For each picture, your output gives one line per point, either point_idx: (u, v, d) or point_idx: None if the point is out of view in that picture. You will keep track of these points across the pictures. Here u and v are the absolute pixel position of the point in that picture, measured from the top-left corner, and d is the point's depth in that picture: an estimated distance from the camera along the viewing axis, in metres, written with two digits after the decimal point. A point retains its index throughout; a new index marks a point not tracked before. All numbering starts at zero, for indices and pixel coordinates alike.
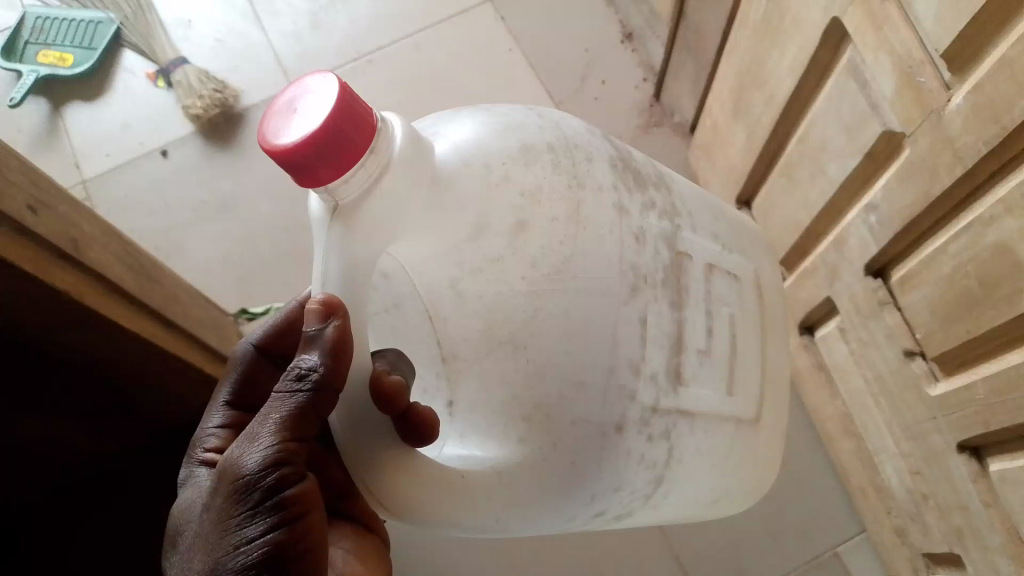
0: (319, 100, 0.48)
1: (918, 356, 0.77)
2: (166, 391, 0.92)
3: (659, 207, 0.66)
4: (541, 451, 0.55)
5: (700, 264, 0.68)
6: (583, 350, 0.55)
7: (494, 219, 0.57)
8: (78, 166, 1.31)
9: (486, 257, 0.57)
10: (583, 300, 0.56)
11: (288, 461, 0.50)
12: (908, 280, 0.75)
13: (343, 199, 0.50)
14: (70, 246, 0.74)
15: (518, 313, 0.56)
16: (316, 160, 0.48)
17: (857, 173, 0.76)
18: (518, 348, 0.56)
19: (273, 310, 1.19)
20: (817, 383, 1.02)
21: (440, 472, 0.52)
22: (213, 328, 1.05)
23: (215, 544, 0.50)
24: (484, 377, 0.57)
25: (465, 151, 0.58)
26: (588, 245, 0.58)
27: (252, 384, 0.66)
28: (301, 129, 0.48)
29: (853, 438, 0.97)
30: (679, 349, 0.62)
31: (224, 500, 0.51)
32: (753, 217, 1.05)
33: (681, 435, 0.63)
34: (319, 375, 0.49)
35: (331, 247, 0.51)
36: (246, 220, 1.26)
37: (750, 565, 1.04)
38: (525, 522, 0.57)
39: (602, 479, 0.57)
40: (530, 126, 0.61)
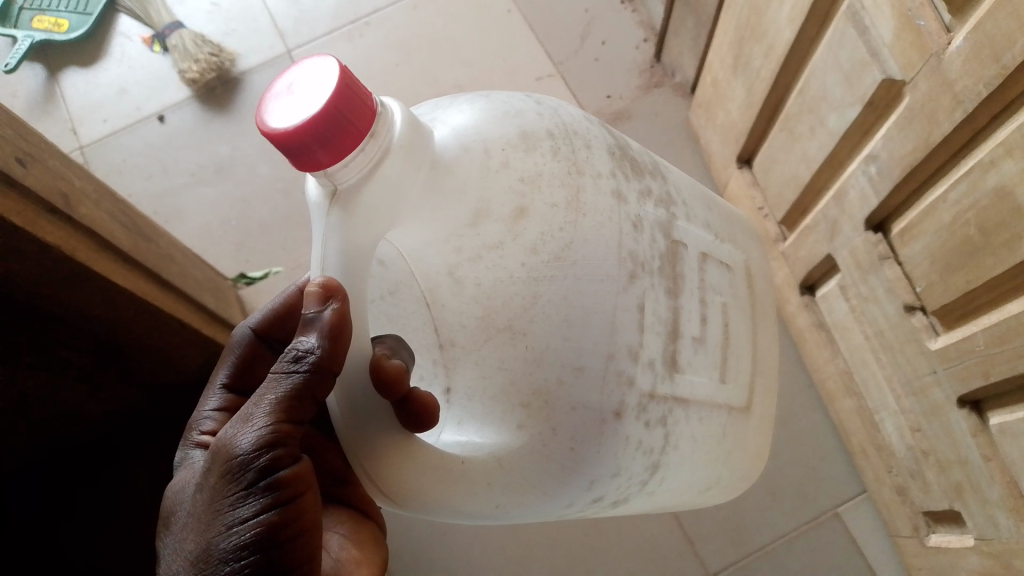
0: (320, 84, 0.48)
1: (919, 310, 0.77)
2: (163, 351, 0.93)
3: (656, 195, 0.66)
4: (541, 437, 0.56)
5: (695, 253, 0.68)
6: (583, 335, 0.55)
7: (495, 206, 0.57)
8: (75, 132, 1.31)
9: (486, 244, 0.57)
10: (583, 286, 0.56)
11: (282, 442, 0.50)
12: (908, 232, 0.74)
13: (341, 182, 0.50)
14: (59, 201, 0.74)
15: (518, 298, 0.56)
16: (316, 147, 0.48)
17: (857, 125, 0.75)
18: (514, 336, 0.56)
19: (272, 273, 1.20)
20: (817, 341, 1.02)
21: (439, 459, 0.53)
22: (212, 292, 1.06)
23: (207, 524, 0.51)
24: (481, 365, 0.57)
25: (466, 137, 0.58)
26: (588, 234, 0.57)
27: (250, 369, 0.67)
28: (300, 113, 0.47)
29: (854, 396, 0.97)
30: (676, 331, 0.63)
31: (216, 481, 0.51)
32: (754, 175, 1.04)
33: (677, 421, 0.63)
34: (318, 358, 0.50)
35: (331, 233, 0.50)
36: (245, 184, 1.26)
37: (750, 522, 1.05)
38: (523, 502, 0.57)
39: (600, 465, 0.57)
40: (529, 113, 0.61)
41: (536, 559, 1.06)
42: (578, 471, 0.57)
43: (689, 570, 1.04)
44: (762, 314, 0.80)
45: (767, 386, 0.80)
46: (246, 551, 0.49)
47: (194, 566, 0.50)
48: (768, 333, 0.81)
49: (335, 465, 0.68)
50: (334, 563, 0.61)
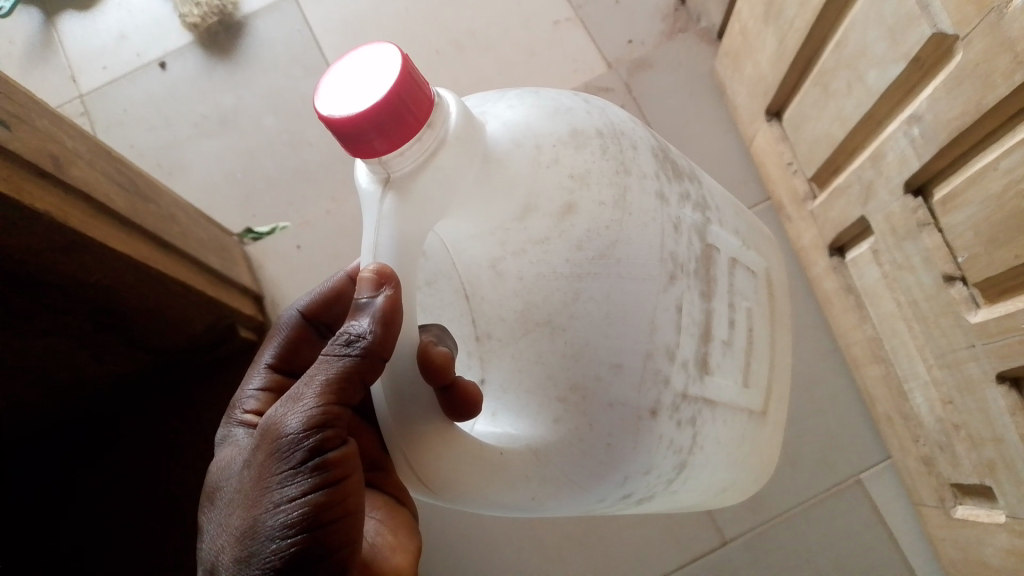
0: (379, 73, 0.48)
1: (958, 281, 0.73)
2: (167, 313, 0.90)
3: (693, 198, 0.68)
4: (576, 432, 0.58)
5: (726, 257, 0.70)
6: (621, 334, 0.57)
7: (543, 201, 0.59)
8: (74, 79, 1.26)
9: (531, 238, 0.59)
10: (624, 284, 0.57)
11: (330, 424, 0.52)
12: (952, 199, 0.69)
13: (396, 170, 0.51)
14: (50, 164, 0.70)
15: (559, 291, 0.58)
16: (374, 134, 0.48)
17: (899, 83, 0.70)
18: (554, 331, 0.58)
19: (279, 229, 1.16)
20: (844, 304, 0.98)
21: (477, 449, 0.55)
22: (215, 249, 1.02)
23: (253, 501, 0.53)
24: (518, 359, 0.60)
25: (517, 130, 0.60)
26: (632, 234, 0.59)
27: (297, 350, 0.69)
28: (362, 97, 0.48)
29: (881, 363, 0.94)
30: (705, 333, 0.63)
31: (266, 457, 0.53)
32: (784, 130, 0.99)
33: (705, 422, 0.64)
34: (369, 343, 0.51)
35: (380, 222, 0.52)
36: (249, 135, 1.21)
37: (770, 488, 1.03)
38: (561, 490, 0.59)
39: (634, 462, 0.59)
40: (578, 112, 0.63)
41: (548, 522, 1.05)
42: (611, 463, 0.59)
43: (705, 536, 1.02)
44: (782, 326, 0.81)
45: (782, 387, 0.80)
46: (291, 529, 0.51)
47: (242, 539, 0.52)
48: (782, 327, 0.81)
49: (370, 451, 0.66)
50: (371, 548, 0.60)
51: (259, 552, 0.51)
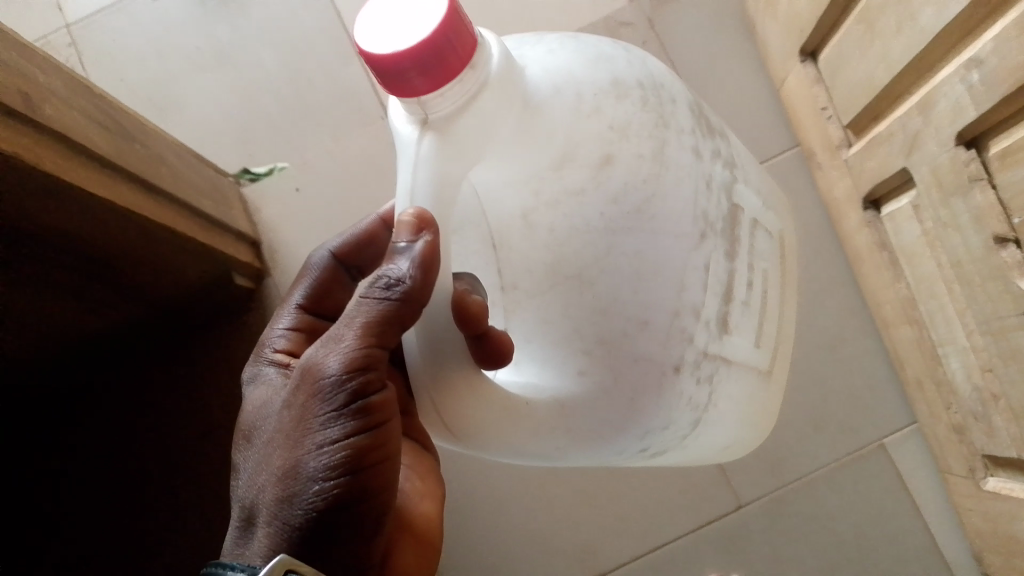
0: (425, 8, 0.45)
1: (1010, 244, 0.67)
2: (157, 262, 0.86)
3: (723, 156, 0.62)
4: (600, 385, 0.53)
5: (750, 219, 0.63)
6: (649, 291, 0.52)
7: (581, 151, 0.53)
8: (60, 6, 1.15)
9: (566, 190, 0.53)
10: (657, 242, 0.53)
11: (371, 368, 0.49)
12: (1010, 154, 0.63)
13: (433, 113, 0.48)
14: (18, 99, 0.64)
15: (590, 242, 0.52)
16: (416, 72, 0.45)
17: (958, 22, 0.63)
18: (583, 284, 0.52)
19: (276, 170, 1.11)
20: (876, 261, 0.92)
21: (502, 395, 0.50)
22: (209, 193, 0.96)
23: (291, 442, 0.51)
24: (543, 310, 0.53)
25: (556, 76, 0.54)
26: (669, 189, 0.54)
27: (328, 293, 0.68)
28: (406, 33, 0.44)
29: (914, 325, 0.88)
30: (723, 293, 0.58)
31: (305, 399, 0.50)
32: (819, 72, 0.91)
33: (721, 381, 0.59)
34: (406, 287, 0.47)
35: (414, 166, 0.48)
36: (246, 70, 1.14)
37: (789, 452, 0.98)
38: (583, 442, 0.54)
39: (655, 417, 0.55)
40: (618, 60, 0.58)
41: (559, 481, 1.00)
42: (635, 417, 0.54)
43: (721, 498, 0.98)
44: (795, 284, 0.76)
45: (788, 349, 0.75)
46: (332, 473, 0.49)
47: (281, 482, 0.50)
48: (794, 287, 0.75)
49: None
50: None
51: (298, 494, 0.50)
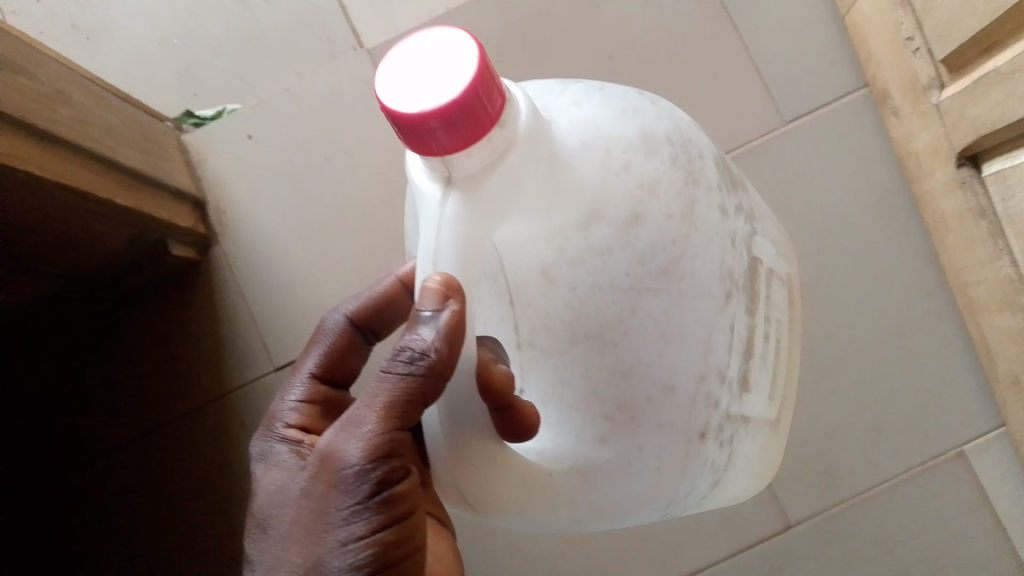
0: (455, 59, 0.37)
1: None
2: (59, 228, 0.67)
3: (745, 210, 0.55)
4: (625, 455, 0.46)
5: (769, 270, 0.56)
6: (677, 352, 0.47)
7: (609, 208, 0.46)
8: None
9: (591, 248, 0.46)
10: (686, 303, 0.47)
11: (396, 455, 0.42)
12: None
13: (458, 170, 0.39)
14: None
15: (610, 299, 0.46)
16: (443, 134, 0.37)
17: None
18: (605, 344, 0.46)
19: (225, 112, 0.91)
20: (969, 232, 0.74)
21: (527, 469, 0.43)
22: (133, 140, 0.77)
23: (307, 541, 0.43)
24: (562, 370, 0.47)
25: (584, 128, 0.46)
26: (698, 250, 0.48)
27: (344, 361, 0.57)
28: (433, 88, 0.36)
29: (1018, 314, 0.71)
30: (743, 349, 0.51)
31: (322, 491, 0.43)
32: None
33: (740, 441, 0.54)
34: (430, 360, 0.40)
35: (431, 226, 0.40)
36: None
37: (847, 461, 0.81)
38: (602, 518, 0.47)
39: (679, 487, 0.49)
40: (647, 112, 0.51)
41: None
42: (658, 487, 0.48)
43: (765, 518, 0.81)
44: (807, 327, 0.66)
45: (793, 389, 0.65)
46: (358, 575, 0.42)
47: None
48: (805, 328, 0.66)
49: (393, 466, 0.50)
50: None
51: None
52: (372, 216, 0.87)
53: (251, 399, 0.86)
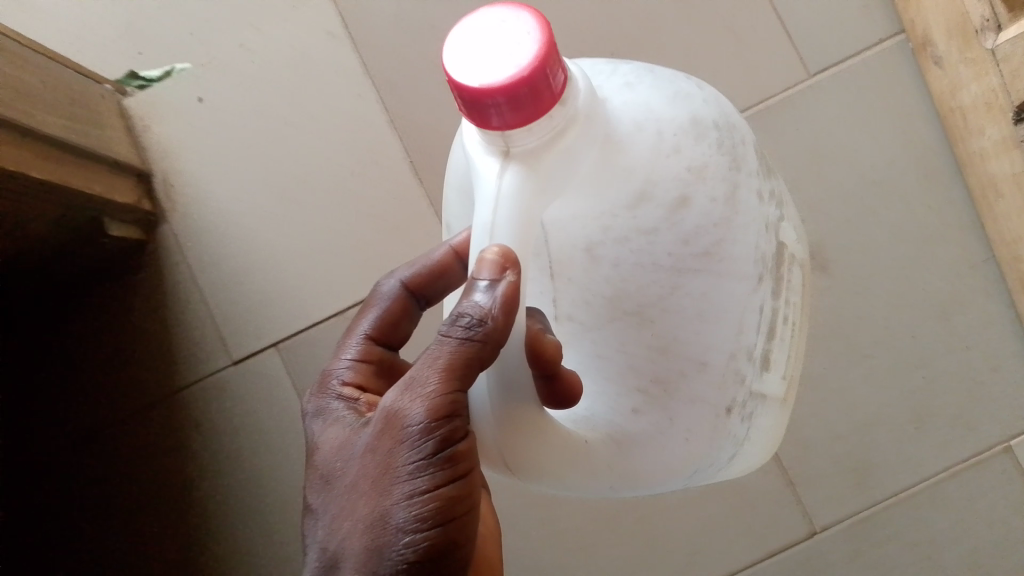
0: (525, 29, 0.33)
1: None
2: None
3: (780, 191, 0.47)
4: (658, 425, 0.41)
5: (801, 261, 0.48)
6: (713, 329, 0.41)
7: (657, 188, 0.40)
8: None
9: (637, 228, 0.40)
10: (725, 284, 0.40)
11: (460, 420, 0.36)
12: None
13: (517, 145, 0.34)
14: None
15: (652, 277, 0.40)
16: (506, 112, 0.33)
17: None
18: (642, 317, 0.40)
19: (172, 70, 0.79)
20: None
21: (572, 440, 0.38)
22: (53, 100, 0.66)
23: (361, 500, 0.37)
24: (599, 344, 0.42)
25: (635, 108, 0.41)
26: (739, 234, 0.41)
27: (399, 326, 0.49)
28: (504, 59, 0.32)
29: None
30: (772, 328, 0.44)
31: (384, 454, 0.37)
32: None
33: (759, 424, 0.46)
34: (487, 329, 0.35)
35: (485, 204, 0.35)
36: None
37: (880, 457, 0.71)
38: (632, 489, 0.42)
39: (706, 460, 0.43)
40: (696, 98, 0.44)
41: (569, 499, 0.73)
42: (689, 461, 0.43)
43: (788, 522, 0.72)
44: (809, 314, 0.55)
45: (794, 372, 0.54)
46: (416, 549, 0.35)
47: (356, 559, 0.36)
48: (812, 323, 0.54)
49: None
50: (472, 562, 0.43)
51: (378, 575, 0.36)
52: (339, 188, 0.76)
53: (209, 395, 0.77)
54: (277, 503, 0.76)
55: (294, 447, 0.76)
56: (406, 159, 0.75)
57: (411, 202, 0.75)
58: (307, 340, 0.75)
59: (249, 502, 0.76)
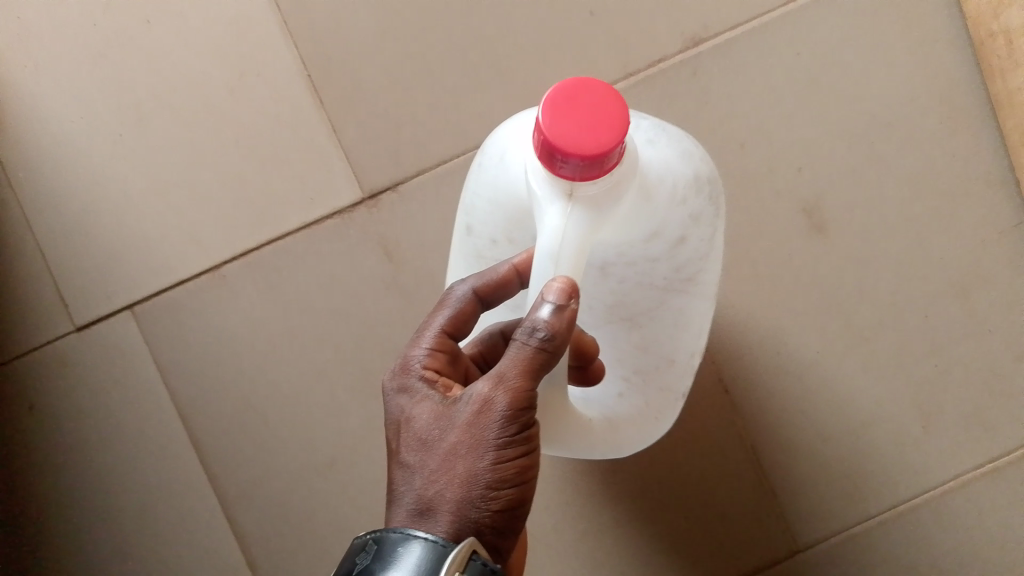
0: (613, 110, 0.32)
1: None
2: None
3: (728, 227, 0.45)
4: (635, 404, 0.43)
5: None
6: (688, 335, 0.41)
7: (666, 225, 0.38)
8: None
9: (644, 258, 0.38)
10: (700, 307, 0.40)
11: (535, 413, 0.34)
12: None
13: (580, 190, 0.34)
14: None
15: (647, 294, 0.39)
16: (576, 171, 0.32)
17: None
18: (633, 322, 0.40)
19: None
20: None
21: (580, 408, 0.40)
22: None
23: (445, 469, 0.33)
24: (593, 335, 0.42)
25: (650, 149, 0.38)
26: (716, 267, 0.41)
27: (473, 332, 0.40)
28: (592, 127, 0.32)
29: None
30: None
31: (473, 436, 0.33)
32: None
33: None
34: (556, 343, 0.33)
35: (546, 234, 0.34)
36: None
37: (878, 464, 0.57)
38: (606, 453, 0.45)
39: (660, 429, 0.45)
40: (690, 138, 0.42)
41: None
42: (650, 430, 0.45)
43: (767, 538, 0.57)
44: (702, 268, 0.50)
45: None
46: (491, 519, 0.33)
47: (443, 524, 0.33)
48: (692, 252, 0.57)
49: None
50: None
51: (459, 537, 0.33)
52: (214, 110, 0.59)
53: (43, 369, 0.60)
54: (132, 506, 0.60)
55: (151, 437, 0.60)
56: (301, 73, 0.58)
57: (305, 129, 0.58)
58: (170, 302, 0.59)
59: (96, 507, 0.60)
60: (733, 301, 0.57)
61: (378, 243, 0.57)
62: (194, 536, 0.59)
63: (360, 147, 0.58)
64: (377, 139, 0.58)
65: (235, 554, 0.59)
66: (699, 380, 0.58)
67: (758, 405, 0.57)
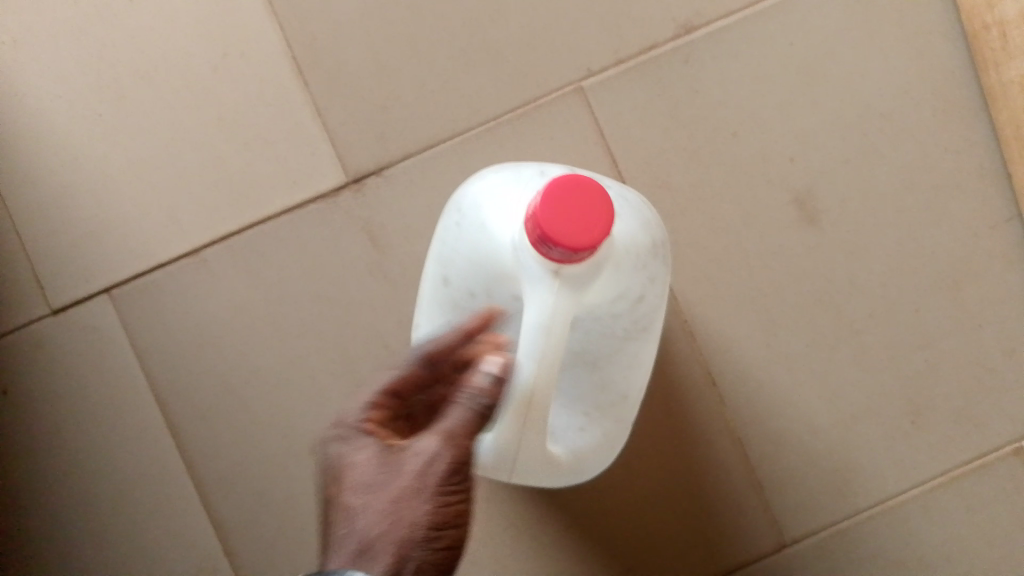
0: (602, 210, 0.33)
1: None
2: None
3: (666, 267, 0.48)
4: (594, 439, 0.42)
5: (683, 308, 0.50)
6: (635, 371, 0.42)
7: (631, 288, 0.39)
8: None
9: (612, 314, 0.39)
10: (646, 345, 0.42)
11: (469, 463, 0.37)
12: None
13: (567, 272, 0.35)
14: None
15: (610, 343, 0.40)
16: (562, 255, 0.34)
17: None
18: (594, 369, 0.40)
19: None
20: None
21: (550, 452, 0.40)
22: None
23: (391, 515, 0.35)
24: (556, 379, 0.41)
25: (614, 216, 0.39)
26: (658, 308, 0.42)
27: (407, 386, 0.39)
28: (581, 224, 0.33)
29: None
30: None
31: (416, 487, 0.35)
32: None
33: None
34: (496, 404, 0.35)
35: (534, 310, 0.35)
36: None
37: (865, 459, 0.57)
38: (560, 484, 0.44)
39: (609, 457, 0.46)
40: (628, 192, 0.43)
41: None
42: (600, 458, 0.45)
43: (752, 533, 0.57)
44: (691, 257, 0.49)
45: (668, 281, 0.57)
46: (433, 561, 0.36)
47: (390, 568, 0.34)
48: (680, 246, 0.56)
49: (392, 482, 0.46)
50: None
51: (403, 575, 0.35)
52: (196, 91, 0.58)
53: (18, 351, 0.59)
54: (108, 495, 0.58)
55: (128, 424, 0.58)
56: (286, 53, 0.57)
57: (290, 111, 0.57)
58: (150, 286, 0.58)
59: (72, 494, 0.59)
60: (723, 292, 0.57)
61: (363, 228, 0.56)
62: (171, 523, 0.58)
63: (345, 131, 0.57)
64: (362, 122, 0.57)
65: (216, 543, 0.58)
66: (690, 373, 0.57)
67: (746, 398, 0.57)
